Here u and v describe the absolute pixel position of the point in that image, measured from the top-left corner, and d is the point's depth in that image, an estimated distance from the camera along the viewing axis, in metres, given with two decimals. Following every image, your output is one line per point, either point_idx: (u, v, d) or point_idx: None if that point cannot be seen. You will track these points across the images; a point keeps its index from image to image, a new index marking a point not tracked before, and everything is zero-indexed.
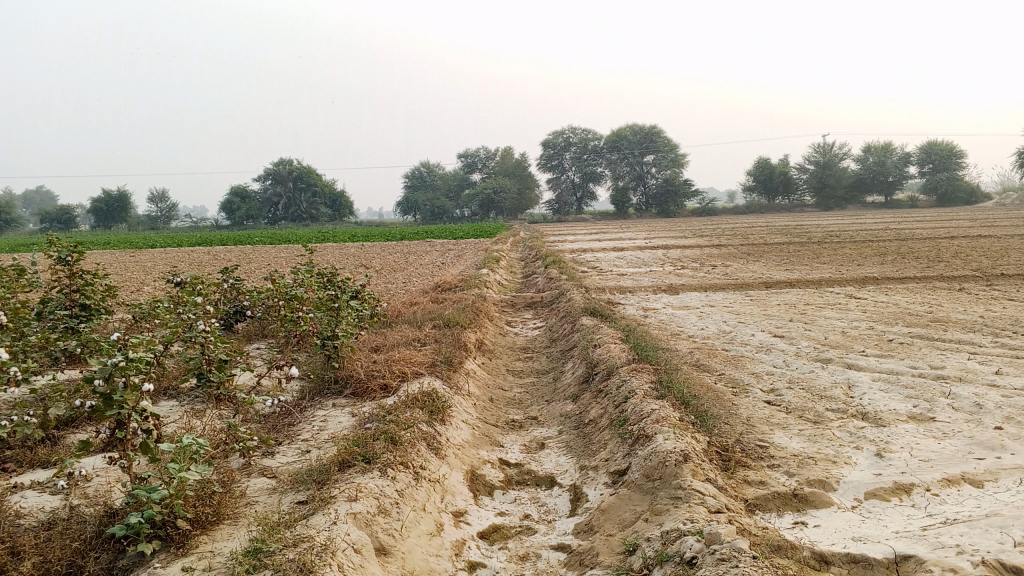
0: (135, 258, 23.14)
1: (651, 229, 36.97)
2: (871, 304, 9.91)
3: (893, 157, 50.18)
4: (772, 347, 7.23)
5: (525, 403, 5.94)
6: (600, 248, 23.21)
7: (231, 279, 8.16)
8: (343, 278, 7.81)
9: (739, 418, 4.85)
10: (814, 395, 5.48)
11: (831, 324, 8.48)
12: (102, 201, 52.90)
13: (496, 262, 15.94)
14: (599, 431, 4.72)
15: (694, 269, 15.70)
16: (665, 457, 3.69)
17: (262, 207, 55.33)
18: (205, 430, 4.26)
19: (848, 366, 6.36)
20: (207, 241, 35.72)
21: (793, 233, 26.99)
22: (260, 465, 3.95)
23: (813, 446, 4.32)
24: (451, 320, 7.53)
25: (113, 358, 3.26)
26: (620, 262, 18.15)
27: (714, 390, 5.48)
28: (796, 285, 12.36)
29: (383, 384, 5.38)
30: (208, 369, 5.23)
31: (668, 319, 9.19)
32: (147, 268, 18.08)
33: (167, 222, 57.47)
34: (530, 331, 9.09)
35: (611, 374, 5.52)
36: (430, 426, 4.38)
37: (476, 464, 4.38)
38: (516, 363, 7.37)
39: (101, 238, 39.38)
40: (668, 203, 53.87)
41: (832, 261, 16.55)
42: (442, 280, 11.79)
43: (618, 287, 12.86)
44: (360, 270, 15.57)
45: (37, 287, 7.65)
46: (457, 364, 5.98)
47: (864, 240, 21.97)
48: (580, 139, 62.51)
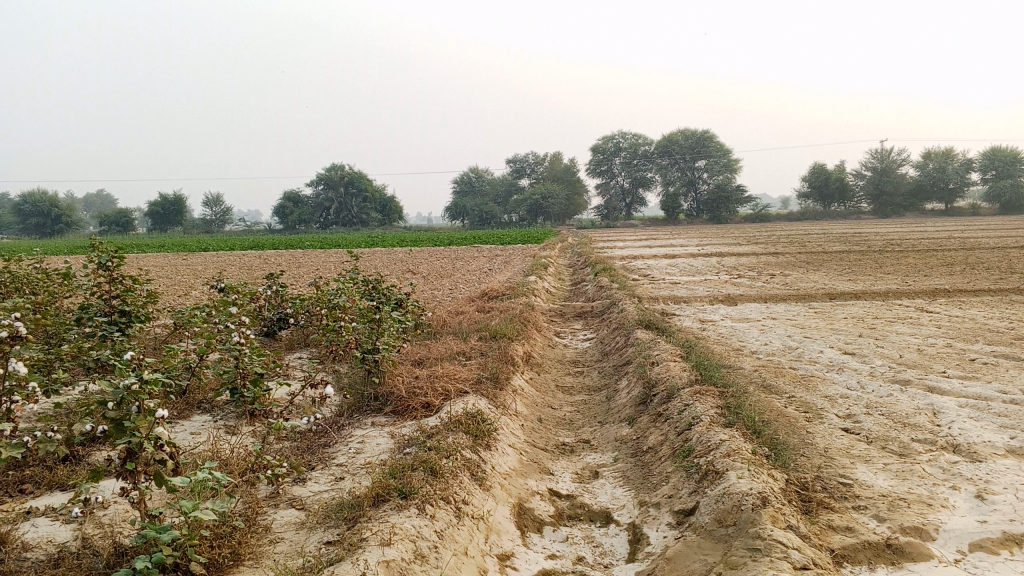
0: (188, 260, 23.30)
1: (701, 235, 36.24)
2: (945, 319, 9.28)
3: (953, 164, 48.66)
4: (843, 366, 6.72)
5: (577, 424, 5.54)
6: (652, 255, 22.68)
7: (274, 286, 7.93)
8: (387, 286, 7.52)
9: (815, 449, 4.37)
10: (895, 422, 4.97)
11: (905, 340, 7.91)
12: (159, 204, 53.79)
13: (544, 269, 15.58)
14: (660, 461, 4.30)
15: (750, 278, 15.15)
16: (740, 500, 3.26)
17: (314, 212, 55.83)
18: (233, 453, 3.94)
19: (930, 389, 5.83)
20: (257, 244, 36.00)
21: (850, 240, 26.07)
22: (289, 495, 3.61)
23: (903, 485, 3.84)
24: (498, 332, 7.16)
25: (126, 381, 2.97)
26: (672, 271, 17.63)
27: (785, 416, 5.01)
28: (862, 296, 11.74)
29: (425, 403, 5.02)
30: (243, 384, 4.96)
31: (728, 333, 8.69)
32: (198, 272, 18.12)
33: (222, 226, 58.27)
34: (581, 343, 8.69)
35: (671, 396, 5.09)
36: (474, 454, 4.01)
37: (524, 496, 4.00)
38: (566, 378, 6.98)
39: (159, 242, 40.04)
40: (720, 209, 52.84)
41: (897, 271, 15.81)
42: (490, 288, 11.45)
43: (672, 296, 12.36)
44: (407, 276, 15.33)
45: (77, 291, 7.46)
46: (504, 382, 5.60)
47: (928, 249, 21.07)
48: (630, 145, 61.91)
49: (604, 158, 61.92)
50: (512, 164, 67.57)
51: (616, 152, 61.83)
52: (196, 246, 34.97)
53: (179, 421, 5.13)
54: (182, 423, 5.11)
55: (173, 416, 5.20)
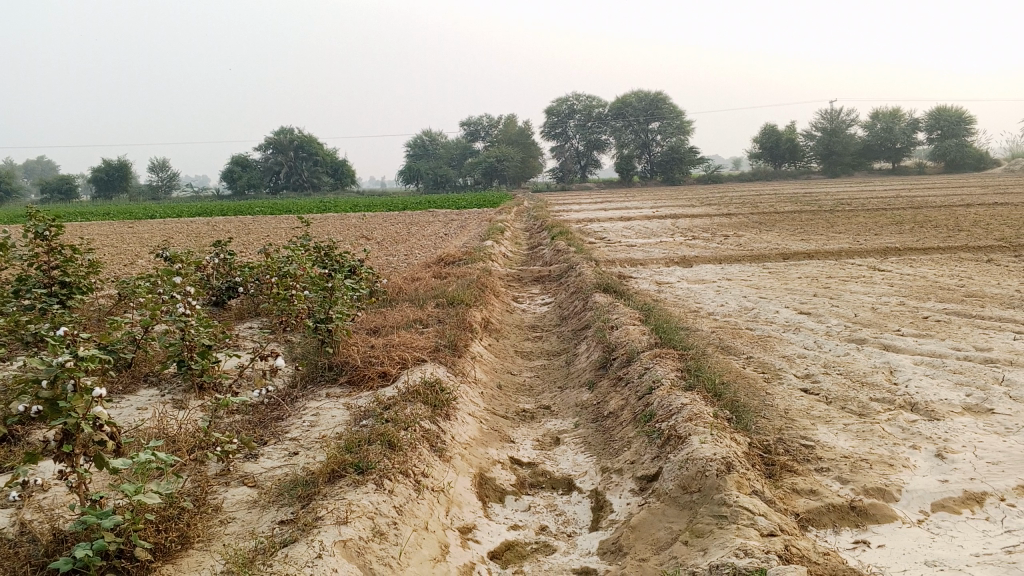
0: (134, 229, 22.71)
1: (655, 197, 36.36)
2: (896, 278, 9.38)
3: (901, 123, 49.40)
4: (800, 326, 6.74)
5: (536, 390, 5.46)
6: (607, 218, 22.66)
7: (222, 254, 7.68)
8: (340, 252, 7.34)
9: (776, 411, 4.36)
10: (853, 382, 4.98)
11: (859, 299, 7.96)
12: (103, 170, 52.29)
13: (500, 233, 15.46)
14: (622, 426, 4.24)
15: (706, 239, 15.21)
16: (705, 466, 3.21)
17: (264, 176, 54.77)
18: (180, 430, 3.77)
19: (885, 348, 5.86)
20: (206, 211, 35.24)
21: (802, 200, 26.33)
22: (240, 472, 3.47)
23: (864, 446, 3.83)
24: (455, 298, 7.04)
25: (59, 359, 2.79)
26: (628, 233, 17.60)
27: (745, 377, 4.99)
28: (815, 256, 11.82)
29: (381, 372, 4.90)
30: (190, 356, 4.78)
31: (685, 295, 8.67)
32: (144, 240, 17.61)
33: (169, 192, 56.93)
34: (539, 307, 8.61)
35: (631, 360, 5.03)
36: (432, 424, 3.90)
37: (485, 466, 3.91)
38: (525, 343, 6.89)
39: (103, 209, 38.93)
40: (673, 170, 53.03)
41: (848, 230, 15.98)
42: (445, 253, 11.30)
43: (629, 259, 12.34)
44: (361, 242, 15.07)
45: (14, 262, 7.14)
46: (462, 349, 5.49)
47: (878, 208, 21.36)
48: (584, 107, 61.72)
49: (558, 120, 61.59)
50: (466, 127, 66.92)
51: (570, 114, 61.53)
52: (143, 213, 34.16)
53: (124, 397, 4.94)
54: (127, 398, 4.92)
55: (118, 391, 5.01)
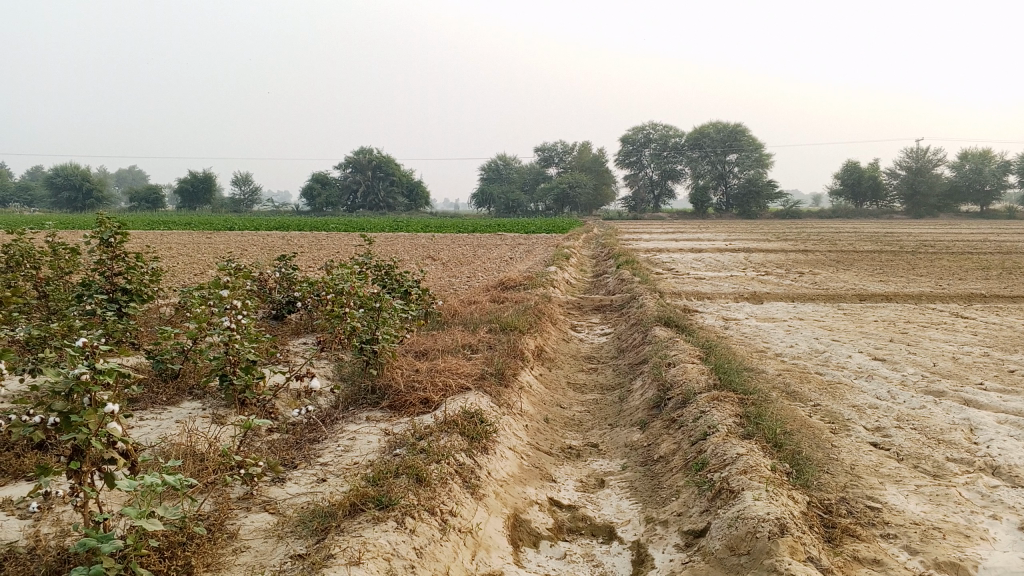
0: (210, 239, 23.21)
1: (729, 229, 35.67)
2: (981, 327, 8.82)
3: (991, 165, 47.60)
4: (873, 373, 6.33)
5: (586, 426, 5.21)
6: (678, 249, 22.28)
7: (284, 268, 7.66)
8: (399, 271, 7.27)
9: (840, 466, 4.03)
10: (928, 438, 4.60)
11: (939, 348, 7.48)
12: (189, 181, 54.00)
13: (566, 259, 15.25)
14: (671, 473, 3.97)
15: (778, 275, 14.75)
16: (756, 526, 2.93)
17: (341, 194, 55.70)
18: (209, 450, 3.66)
19: (966, 403, 5.43)
20: (283, 225, 36.02)
21: (883, 240, 25.48)
22: (264, 497, 3.33)
23: (938, 512, 3.47)
24: (510, 324, 6.86)
25: (76, 371, 2.71)
26: (698, 265, 17.22)
27: (809, 427, 4.65)
28: (893, 299, 11.27)
29: (423, 399, 4.72)
30: (232, 370, 4.70)
31: (750, 333, 8.31)
32: (217, 251, 17.95)
33: (250, 206, 58.42)
34: (598, 337, 8.37)
35: (686, 401, 4.75)
36: (468, 458, 3.71)
37: (521, 506, 3.68)
38: (579, 374, 6.66)
39: (187, 220, 40.08)
40: (749, 204, 52.08)
41: (930, 274, 15.28)
42: (507, 277, 11.14)
43: (696, 292, 11.98)
44: (426, 262, 15.05)
45: (79, 268, 7.23)
46: (510, 378, 5.28)
47: (963, 251, 20.50)
48: (661, 136, 61.37)
49: (633, 149, 61.22)
50: (540, 152, 67.11)
51: (646, 143, 61.23)
52: (223, 224, 35.06)
53: (166, 408, 4.89)
54: (169, 410, 4.87)
55: (161, 403, 4.97)
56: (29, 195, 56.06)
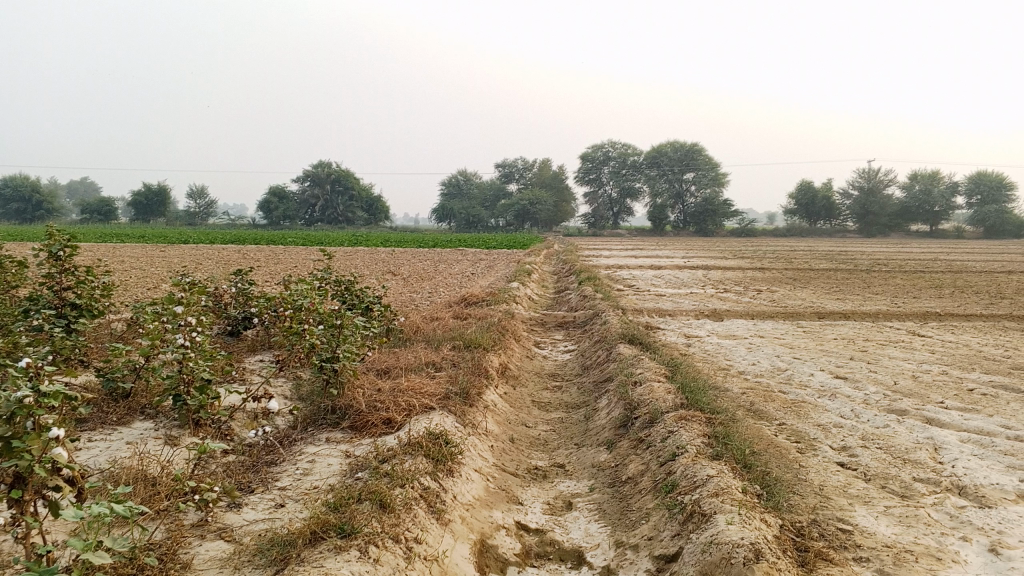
0: (164, 253, 22.75)
1: (687, 246, 35.95)
2: (937, 345, 8.93)
3: (940, 186, 48.77)
4: (836, 392, 6.35)
5: (551, 446, 5.13)
6: (637, 266, 22.39)
7: (241, 283, 7.48)
8: (360, 287, 7.13)
9: (809, 487, 3.99)
10: (894, 458, 4.59)
11: (898, 366, 7.55)
12: (143, 194, 53.03)
13: (527, 275, 15.20)
14: (640, 495, 3.90)
15: (738, 293, 14.85)
16: (731, 552, 2.86)
17: (299, 208, 55.12)
18: (161, 476, 3.49)
19: (928, 421, 5.45)
20: (239, 239, 35.50)
21: (837, 258, 25.89)
22: (219, 524, 3.18)
23: (908, 534, 3.45)
24: (473, 341, 6.76)
25: (17, 395, 2.56)
26: (658, 282, 17.29)
27: (776, 447, 4.62)
28: (851, 317, 11.39)
29: (386, 419, 4.59)
30: (186, 390, 4.52)
31: (713, 351, 8.30)
32: (172, 265, 17.58)
33: (206, 219, 57.53)
34: (561, 355, 8.30)
35: (653, 421, 4.69)
36: (433, 481, 3.59)
37: (488, 531, 3.57)
38: (543, 392, 6.58)
39: (141, 233, 39.27)
40: (706, 222, 52.69)
41: (885, 292, 15.50)
42: (469, 293, 11.05)
43: (658, 309, 12.00)
44: (386, 278, 14.88)
45: (26, 282, 6.97)
46: (475, 397, 5.18)
47: (915, 270, 20.89)
48: (620, 154, 61.88)
49: (592, 166, 61.58)
50: (500, 168, 67.19)
51: (605, 161, 61.69)
52: (178, 238, 34.42)
53: (116, 429, 4.70)
54: (119, 430, 4.67)
55: (110, 423, 4.77)
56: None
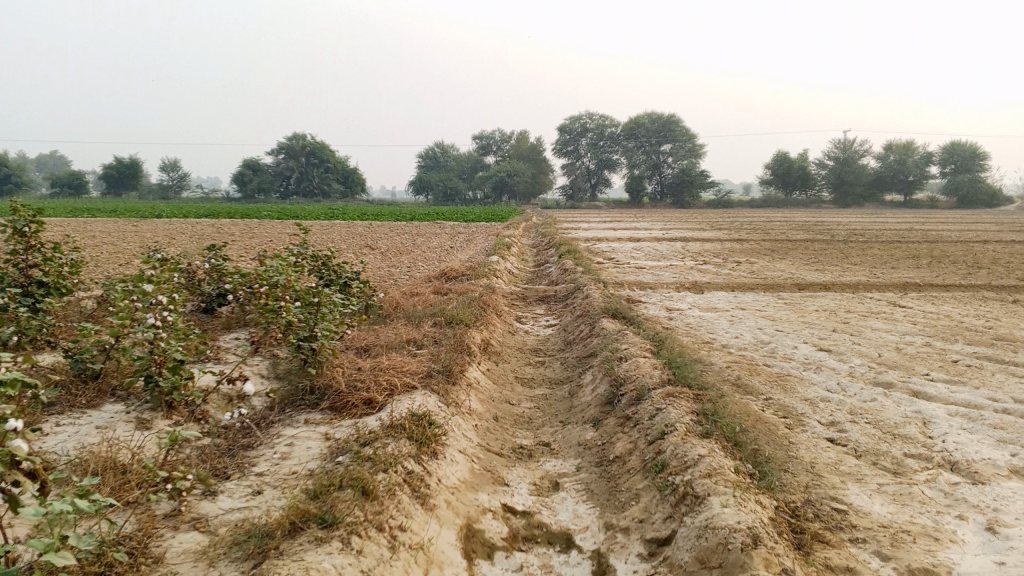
0: (137, 227, 22.36)
1: (663, 218, 35.91)
2: (919, 316, 8.91)
3: (914, 156, 49.04)
4: (821, 364, 6.30)
5: (535, 423, 5.03)
6: (616, 238, 22.32)
7: (215, 259, 7.28)
8: (338, 262, 6.97)
9: (800, 464, 3.92)
10: (883, 433, 4.53)
11: (881, 338, 7.51)
12: (114, 167, 52.17)
13: (506, 249, 15.06)
14: (629, 475, 3.80)
15: (717, 264, 14.81)
16: (727, 538, 2.77)
17: (274, 181, 54.44)
18: (131, 465, 3.34)
19: (915, 395, 5.40)
20: (214, 212, 34.99)
21: (815, 229, 25.94)
22: (193, 514, 3.04)
23: (903, 513, 3.38)
24: (454, 317, 6.63)
25: None
26: (637, 254, 17.23)
27: (764, 423, 4.54)
28: (831, 288, 11.36)
29: (366, 399, 4.46)
30: (158, 371, 4.36)
31: (696, 324, 8.23)
32: (145, 239, 17.26)
33: (180, 193, 56.75)
34: (543, 329, 8.19)
35: (640, 398, 4.59)
36: (417, 465, 3.47)
37: (474, 515, 3.47)
38: (526, 368, 6.47)
39: (112, 207, 38.64)
40: (683, 193, 52.69)
41: (863, 263, 15.53)
42: (449, 267, 10.91)
43: (638, 282, 11.92)
44: (364, 252, 14.67)
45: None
46: (457, 375, 5.06)
47: (892, 240, 20.96)
48: (597, 125, 61.60)
49: (570, 138, 61.23)
50: (477, 140, 66.67)
51: (583, 132, 61.45)
52: (150, 212, 33.89)
53: (85, 412, 4.53)
54: (89, 414, 4.51)
55: (80, 406, 4.61)
56: None
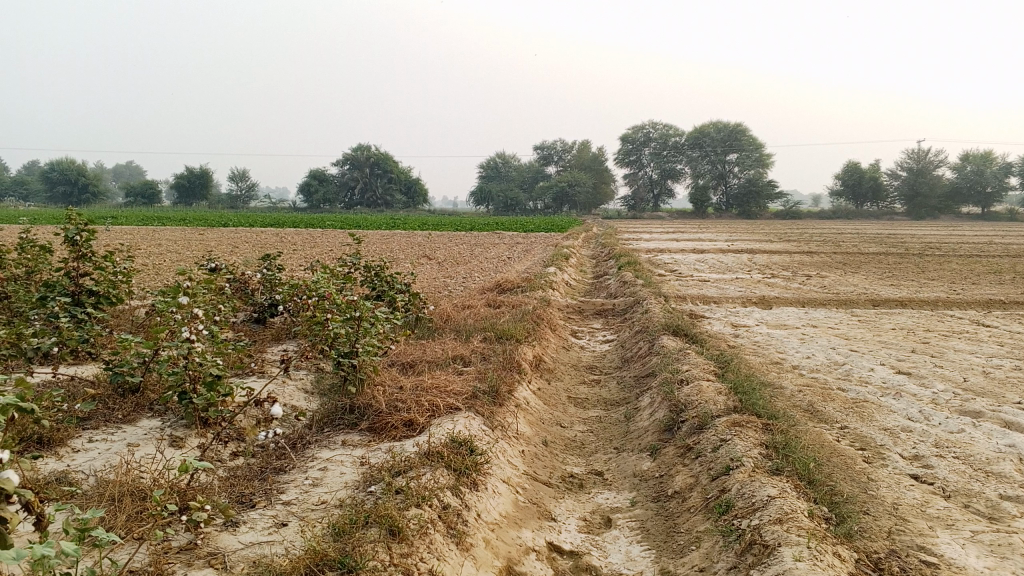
0: (203, 236, 22.74)
1: (728, 230, 35.13)
2: (1006, 337, 8.29)
3: (992, 167, 47.14)
4: (900, 390, 5.82)
5: (588, 449, 4.70)
6: (679, 249, 21.80)
7: (269, 269, 7.12)
8: (389, 273, 6.75)
9: (881, 506, 3.51)
10: (974, 471, 4.07)
11: (967, 360, 6.97)
12: (186, 177, 53.53)
13: (565, 260, 14.76)
14: (689, 514, 3.46)
15: (785, 278, 14.25)
16: None
17: (339, 191, 55.18)
18: (149, 491, 3.12)
19: (1008, 426, 4.91)
20: (278, 222, 35.53)
21: (888, 242, 24.97)
22: (210, 548, 2.79)
23: (1004, 568, 2.95)
24: (506, 332, 6.34)
25: None
26: (701, 266, 16.74)
27: (840, 456, 4.13)
28: (908, 305, 10.75)
29: (407, 421, 4.21)
30: (192, 388, 4.11)
31: (762, 342, 7.79)
32: (208, 248, 17.43)
33: (247, 202, 57.91)
34: (601, 345, 7.85)
35: (702, 426, 4.23)
36: (455, 498, 3.20)
37: (517, 555, 3.16)
38: (581, 387, 6.16)
39: (182, 215, 39.54)
40: (749, 204, 51.55)
41: (941, 278, 14.77)
42: (505, 278, 10.64)
43: (702, 296, 11.46)
44: (422, 262, 14.52)
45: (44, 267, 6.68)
46: (505, 395, 4.77)
47: (971, 254, 20.01)
48: (661, 135, 60.88)
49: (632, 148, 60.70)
50: (539, 150, 66.50)
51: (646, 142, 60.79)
52: (218, 221, 34.57)
53: (119, 428, 4.36)
54: (123, 429, 4.34)
55: (115, 421, 4.43)
56: (26, 189, 55.45)
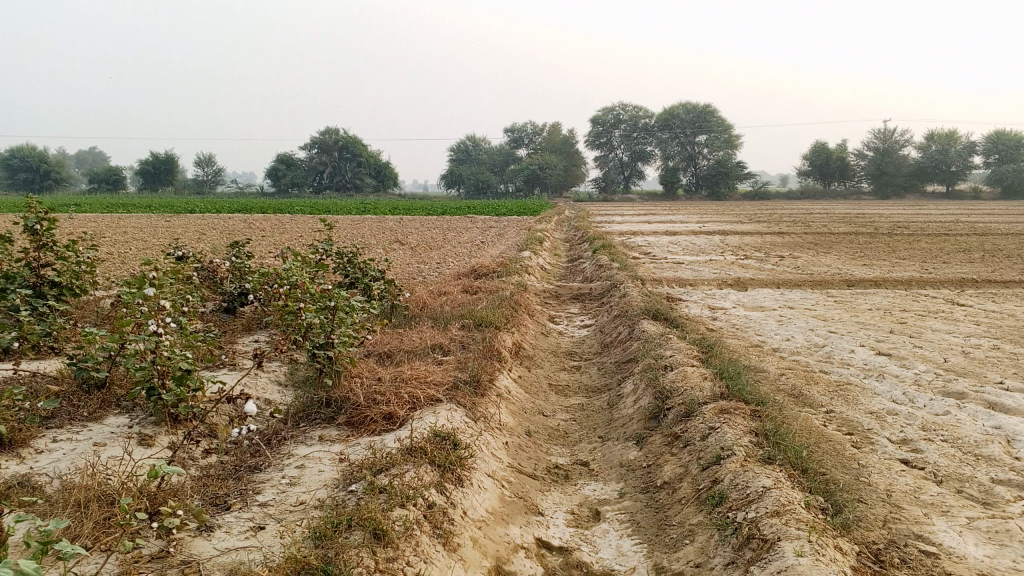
0: (170, 223, 22.35)
1: (697, 211, 35.16)
2: (981, 315, 8.31)
3: (956, 146, 47.62)
4: (883, 371, 5.77)
5: (572, 439, 4.60)
6: (652, 231, 21.76)
7: (237, 256, 6.92)
8: (363, 259, 6.58)
9: (875, 493, 3.44)
10: (964, 454, 4.02)
11: (945, 340, 6.96)
12: (150, 163, 52.60)
13: (539, 244, 14.64)
14: (680, 506, 3.36)
15: (759, 259, 14.24)
16: None
17: (307, 175, 54.56)
18: (116, 495, 2.95)
19: (992, 407, 4.88)
20: (246, 207, 35.03)
21: (857, 221, 25.13)
22: (183, 556, 2.64)
23: (1003, 556, 2.89)
24: (484, 319, 6.22)
25: None
26: (675, 248, 16.71)
27: (829, 442, 4.06)
28: (882, 285, 10.75)
29: (387, 414, 4.07)
30: (160, 384, 3.94)
31: (741, 325, 7.74)
32: (175, 236, 17.09)
33: (215, 188, 57.07)
34: (579, 330, 7.76)
35: (688, 413, 4.14)
36: (440, 496, 3.07)
37: (506, 554, 3.05)
38: (562, 373, 6.05)
39: (147, 202, 38.88)
40: (718, 185, 51.72)
41: (912, 257, 14.83)
42: (480, 263, 10.50)
43: (677, 278, 11.39)
44: (395, 248, 14.33)
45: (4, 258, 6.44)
46: (486, 385, 4.64)
47: (939, 233, 20.15)
48: (630, 116, 60.84)
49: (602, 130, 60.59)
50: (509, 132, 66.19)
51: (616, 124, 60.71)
52: (184, 207, 33.99)
53: (85, 426, 4.17)
54: (88, 428, 4.15)
55: (81, 419, 4.24)
56: None
